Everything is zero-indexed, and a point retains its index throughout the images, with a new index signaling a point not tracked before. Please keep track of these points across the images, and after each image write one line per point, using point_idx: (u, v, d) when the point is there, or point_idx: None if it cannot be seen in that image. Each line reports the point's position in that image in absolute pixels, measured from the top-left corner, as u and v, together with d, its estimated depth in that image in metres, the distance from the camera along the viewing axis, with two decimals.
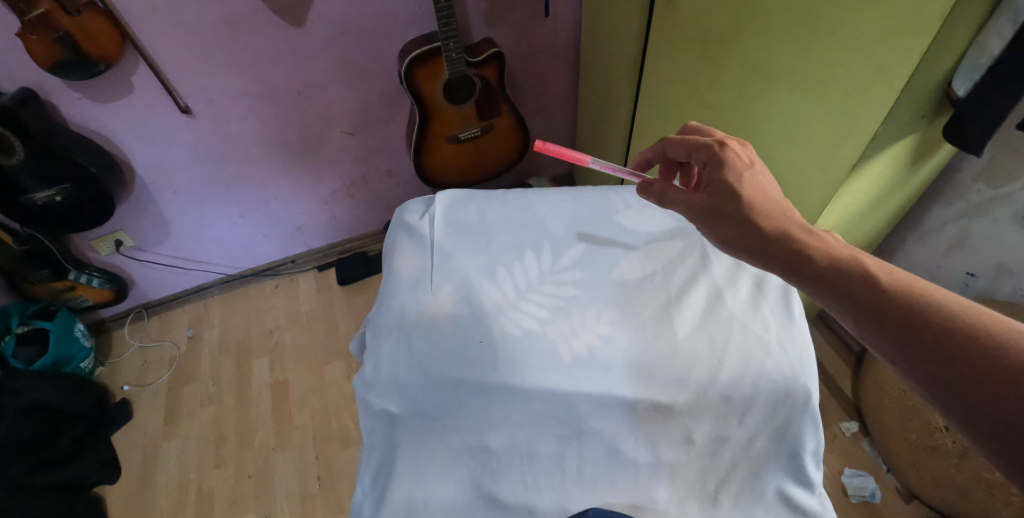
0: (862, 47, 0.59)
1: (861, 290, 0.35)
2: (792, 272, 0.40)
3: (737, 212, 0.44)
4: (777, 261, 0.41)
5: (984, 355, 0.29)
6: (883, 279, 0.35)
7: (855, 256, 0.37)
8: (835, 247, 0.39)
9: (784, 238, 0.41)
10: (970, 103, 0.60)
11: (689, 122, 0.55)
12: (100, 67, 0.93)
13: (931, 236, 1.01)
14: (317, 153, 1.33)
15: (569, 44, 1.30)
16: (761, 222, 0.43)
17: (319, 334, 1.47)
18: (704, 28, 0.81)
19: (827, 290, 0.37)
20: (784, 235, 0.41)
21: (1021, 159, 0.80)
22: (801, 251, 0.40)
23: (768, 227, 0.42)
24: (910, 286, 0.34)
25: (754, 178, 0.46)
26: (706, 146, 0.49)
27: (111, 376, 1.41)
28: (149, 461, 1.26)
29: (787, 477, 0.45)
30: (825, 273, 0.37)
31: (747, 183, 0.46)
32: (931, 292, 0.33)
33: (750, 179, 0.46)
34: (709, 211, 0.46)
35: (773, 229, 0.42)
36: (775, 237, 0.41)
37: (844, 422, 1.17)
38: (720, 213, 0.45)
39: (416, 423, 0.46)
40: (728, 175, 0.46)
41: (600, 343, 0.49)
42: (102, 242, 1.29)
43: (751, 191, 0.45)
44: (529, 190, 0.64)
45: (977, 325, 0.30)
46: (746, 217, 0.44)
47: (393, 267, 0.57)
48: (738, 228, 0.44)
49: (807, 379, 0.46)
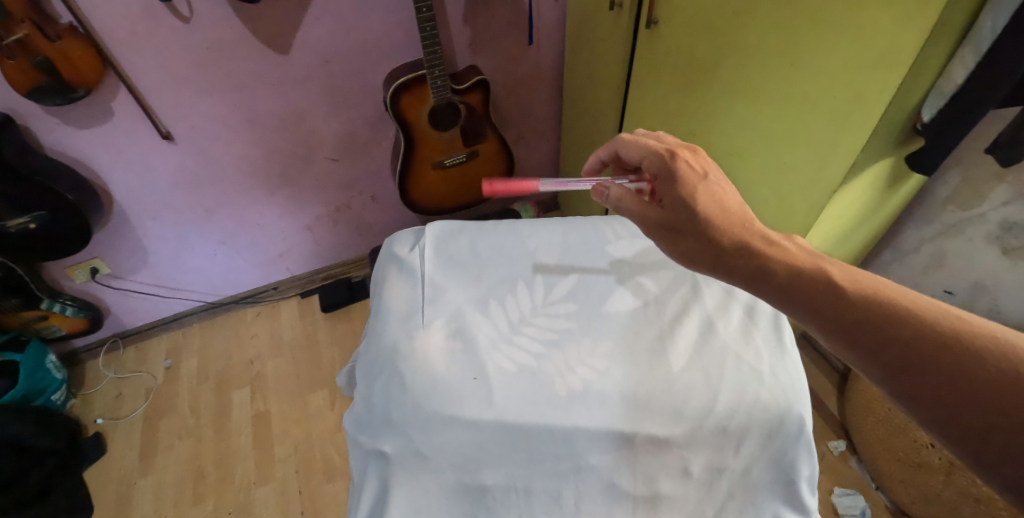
0: (840, 79, 0.62)
1: (829, 305, 0.35)
2: (757, 285, 0.40)
3: (696, 227, 0.45)
4: (741, 274, 0.41)
5: (956, 361, 0.29)
6: (846, 285, 0.35)
7: (817, 265, 0.38)
8: (796, 256, 0.39)
9: (744, 250, 0.41)
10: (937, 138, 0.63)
11: (642, 129, 0.58)
12: (79, 92, 0.91)
13: (908, 257, 1.03)
14: (302, 179, 1.31)
15: (552, 71, 1.32)
16: (720, 236, 0.43)
17: (303, 362, 1.44)
18: (685, 59, 0.84)
19: (793, 302, 0.37)
20: (743, 246, 0.41)
21: (991, 182, 0.84)
22: (764, 264, 0.40)
23: (728, 239, 0.42)
24: (873, 292, 0.34)
25: (708, 190, 0.46)
26: (657, 152, 0.50)
27: (84, 409, 1.36)
28: (123, 499, 1.20)
29: (782, 504, 0.46)
30: (788, 285, 0.38)
31: (701, 195, 0.46)
32: (895, 297, 0.33)
33: (705, 191, 0.46)
34: (667, 227, 0.47)
35: (733, 243, 0.42)
36: (736, 251, 0.42)
37: (832, 440, 1.18)
38: (679, 230, 0.46)
39: (413, 465, 0.45)
40: (680, 189, 0.46)
41: (595, 376, 0.48)
42: (76, 270, 1.25)
43: (706, 203, 0.45)
44: (519, 221, 0.63)
45: (945, 330, 0.30)
46: (704, 231, 0.44)
47: (383, 300, 0.55)
48: (700, 245, 0.44)
49: (800, 409, 0.46)
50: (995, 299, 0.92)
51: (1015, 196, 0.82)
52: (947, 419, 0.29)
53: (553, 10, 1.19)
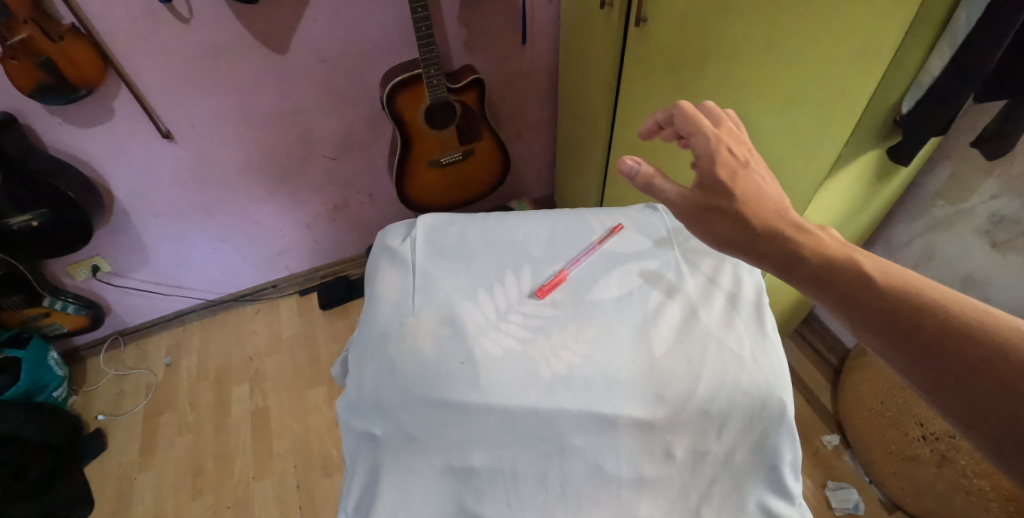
0: (824, 74, 0.63)
1: (860, 292, 0.34)
2: (785, 268, 0.39)
3: (731, 209, 0.43)
4: (769, 259, 0.40)
5: (986, 359, 0.28)
6: (878, 276, 0.34)
7: (850, 254, 0.37)
8: (828, 245, 0.38)
9: (775, 234, 0.40)
10: (916, 134, 0.64)
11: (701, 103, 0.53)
12: (81, 92, 0.93)
13: (900, 252, 1.04)
14: (300, 177, 1.33)
15: (547, 70, 1.34)
16: (752, 219, 0.42)
17: (301, 358, 1.45)
18: (673, 56, 0.85)
19: (819, 288, 0.37)
20: (774, 232, 0.41)
21: (978, 176, 0.85)
22: (793, 249, 0.39)
23: (758, 222, 0.42)
24: (907, 285, 0.33)
25: (747, 176, 0.45)
26: (694, 115, 0.48)
27: (85, 405, 1.37)
28: (123, 493, 1.22)
29: (766, 489, 0.47)
30: (817, 272, 0.37)
31: (739, 179, 0.45)
32: (932, 292, 0.32)
33: (744, 177, 0.45)
34: (700, 208, 0.45)
35: (764, 226, 0.41)
36: (766, 235, 0.41)
37: (826, 435, 1.19)
38: (714, 210, 0.44)
39: (405, 447, 0.46)
40: (719, 171, 0.45)
41: (580, 361, 0.49)
42: (77, 268, 1.27)
43: (742, 188, 0.44)
44: (508, 213, 0.65)
45: (976, 326, 0.29)
46: (739, 213, 0.43)
47: (374, 290, 0.56)
48: (731, 226, 0.43)
49: (781, 393, 0.47)
50: (986, 292, 0.93)
51: (1003, 190, 0.82)
52: (969, 413, 0.28)
53: (547, 9, 1.21)
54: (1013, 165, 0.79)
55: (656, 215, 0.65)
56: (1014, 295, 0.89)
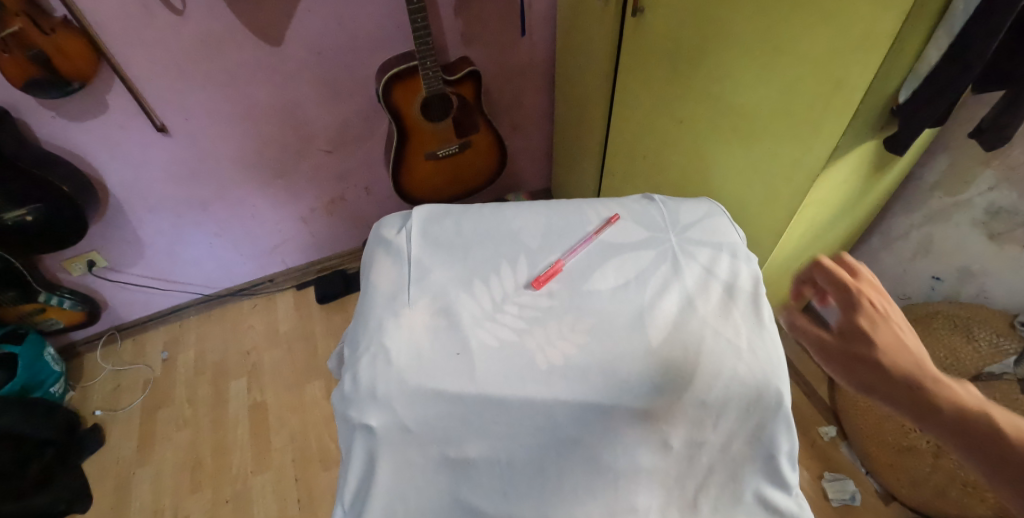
0: (821, 63, 0.62)
1: None
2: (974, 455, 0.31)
3: (885, 369, 0.35)
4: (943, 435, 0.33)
5: None
6: None
7: None
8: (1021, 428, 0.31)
9: (946, 406, 0.33)
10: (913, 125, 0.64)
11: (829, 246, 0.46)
12: (74, 85, 0.92)
13: (897, 243, 1.04)
14: (296, 171, 1.32)
15: (544, 62, 1.33)
16: (906, 377, 0.35)
17: (298, 353, 1.45)
18: (671, 46, 0.85)
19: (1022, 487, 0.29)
20: (936, 397, 0.33)
21: (975, 166, 0.84)
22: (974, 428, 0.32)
23: (920, 384, 0.34)
24: None
25: (899, 332, 0.38)
26: (836, 270, 0.42)
27: (83, 401, 1.37)
28: (122, 488, 1.22)
29: (763, 478, 0.48)
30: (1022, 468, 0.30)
31: (893, 336, 0.37)
32: None
33: (896, 333, 0.37)
34: (845, 358, 0.37)
35: (929, 392, 0.34)
36: (926, 404, 0.33)
37: (823, 426, 1.20)
38: (864, 365, 0.36)
39: (400, 439, 0.46)
40: (877, 331, 0.37)
41: (576, 351, 0.49)
42: (73, 263, 1.26)
43: (898, 347, 0.36)
44: (504, 204, 0.64)
45: None
46: (897, 374, 0.35)
47: (370, 281, 0.56)
48: (881, 383, 0.35)
49: (778, 382, 0.47)
50: (983, 284, 0.93)
51: (1000, 181, 0.82)
52: None
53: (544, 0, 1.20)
54: (1010, 156, 0.79)
55: (653, 205, 0.64)
56: (1009, 287, 0.89)
